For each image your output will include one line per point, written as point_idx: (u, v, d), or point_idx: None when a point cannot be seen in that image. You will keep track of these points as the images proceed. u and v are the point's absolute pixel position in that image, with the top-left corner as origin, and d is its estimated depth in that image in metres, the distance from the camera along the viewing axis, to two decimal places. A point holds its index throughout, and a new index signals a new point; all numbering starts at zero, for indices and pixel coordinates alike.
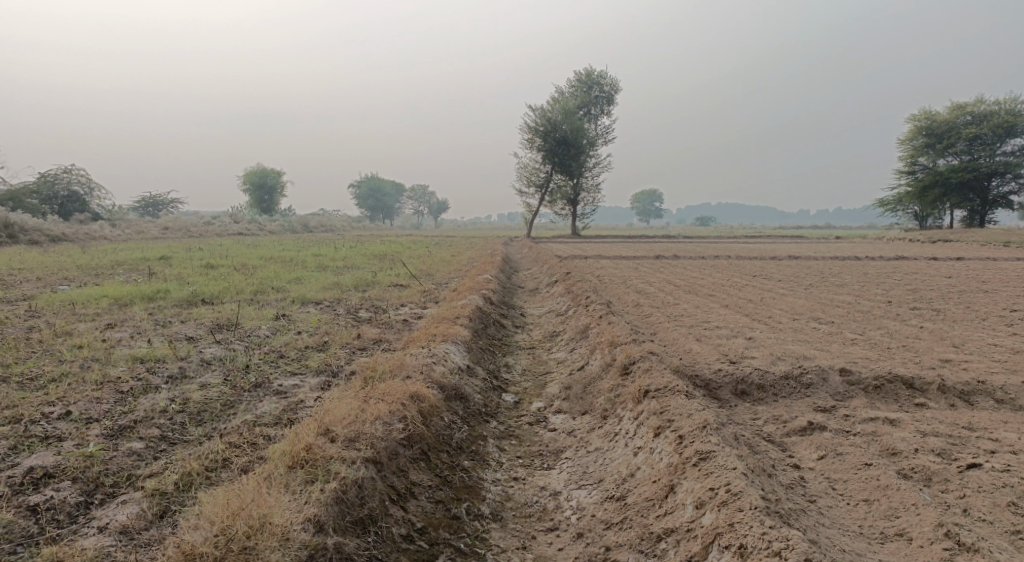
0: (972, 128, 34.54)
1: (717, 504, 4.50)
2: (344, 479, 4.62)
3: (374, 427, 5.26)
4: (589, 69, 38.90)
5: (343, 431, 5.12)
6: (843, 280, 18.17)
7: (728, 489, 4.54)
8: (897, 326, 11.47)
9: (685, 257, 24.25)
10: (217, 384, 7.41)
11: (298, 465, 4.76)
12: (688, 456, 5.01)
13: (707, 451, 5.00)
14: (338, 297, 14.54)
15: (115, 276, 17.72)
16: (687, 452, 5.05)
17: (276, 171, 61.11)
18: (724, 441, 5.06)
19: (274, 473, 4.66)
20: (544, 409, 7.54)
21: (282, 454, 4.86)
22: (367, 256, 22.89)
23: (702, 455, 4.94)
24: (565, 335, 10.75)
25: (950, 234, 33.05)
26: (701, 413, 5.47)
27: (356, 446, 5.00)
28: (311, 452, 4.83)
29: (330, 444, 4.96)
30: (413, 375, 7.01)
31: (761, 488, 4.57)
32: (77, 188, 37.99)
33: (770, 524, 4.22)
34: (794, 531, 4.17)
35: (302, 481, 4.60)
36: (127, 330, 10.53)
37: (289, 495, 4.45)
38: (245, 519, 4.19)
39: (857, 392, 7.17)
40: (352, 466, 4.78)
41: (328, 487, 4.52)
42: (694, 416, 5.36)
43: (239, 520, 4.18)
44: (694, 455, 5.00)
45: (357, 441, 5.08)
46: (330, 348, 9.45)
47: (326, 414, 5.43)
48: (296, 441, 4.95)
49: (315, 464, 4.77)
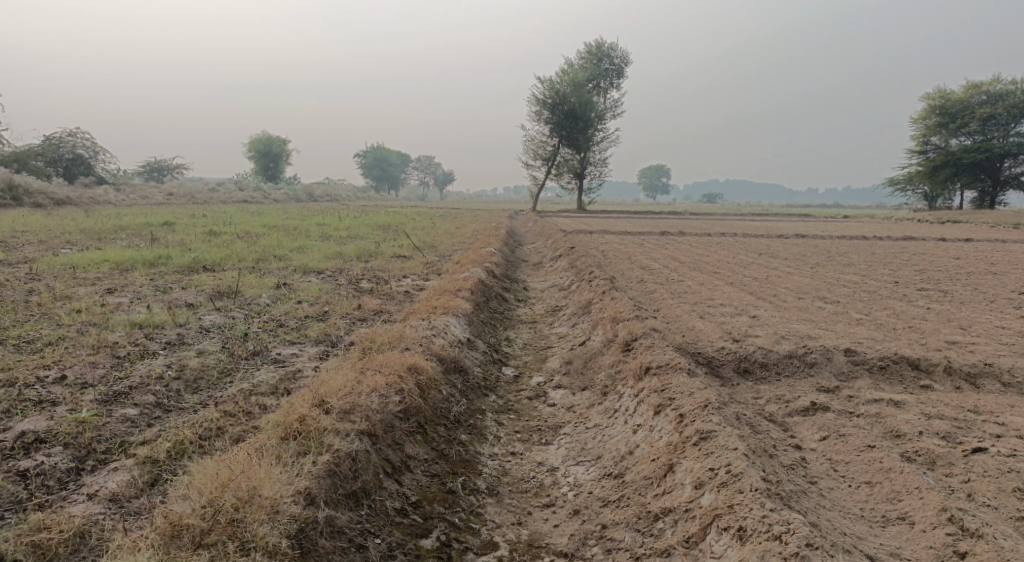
0: (986, 108, 34.02)
1: (716, 485, 4.43)
2: (337, 452, 4.56)
3: (370, 399, 5.20)
4: (599, 40, 38.35)
5: (339, 403, 5.05)
6: (851, 260, 18.01)
7: (729, 469, 4.47)
8: (903, 306, 11.35)
9: (691, 234, 24.07)
10: (214, 352, 7.36)
11: (291, 437, 4.69)
12: (688, 435, 4.94)
13: (708, 430, 4.92)
14: (340, 267, 14.45)
15: (118, 241, 17.67)
16: (688, 431, 4.98)
17: (281, 139, 60.69)
18: (725, 420, 4.98)
19: (267, 444, 4.60)
20: (544, 384, 7.47)
21: (275, 425, 4.80)
22: (371, 226, 22.75)
23: (703, 434, 4.86)
24: (567, 310, 10.65)
25: (959, 215, 32.72)
26: (703, 391, 5.38)
27: (351, 418, 4.93)
28: (304, 424, 4.76)
29: (325, 416, 4.89)
30: (412, 347, 6.93)
31: (762, 470, 4.48)
32: (82, 152, 37.86)
33: (770, 507, 4.14)
34: (795, 514, 4.08)
35: (294, 453, 4.53)
36: (128, 295, 10.48)
37: (281, 466, 4.39)
38: (234, 490, 4.12)
39: (861, 373, 7.07)
40: (346, 439, 4.72)
41: (321, 459, 4.45)
42: (695, 395, 5.27)
43: (228, 491, 4.11)
44: (694, 434, 4.92)
45: (352, 413, 5.01)
46: (330, 318, 9.39)
47: (322, 385, 5.36)
48: (291, 412, 4.88)
49: (309, 435, 4.70)
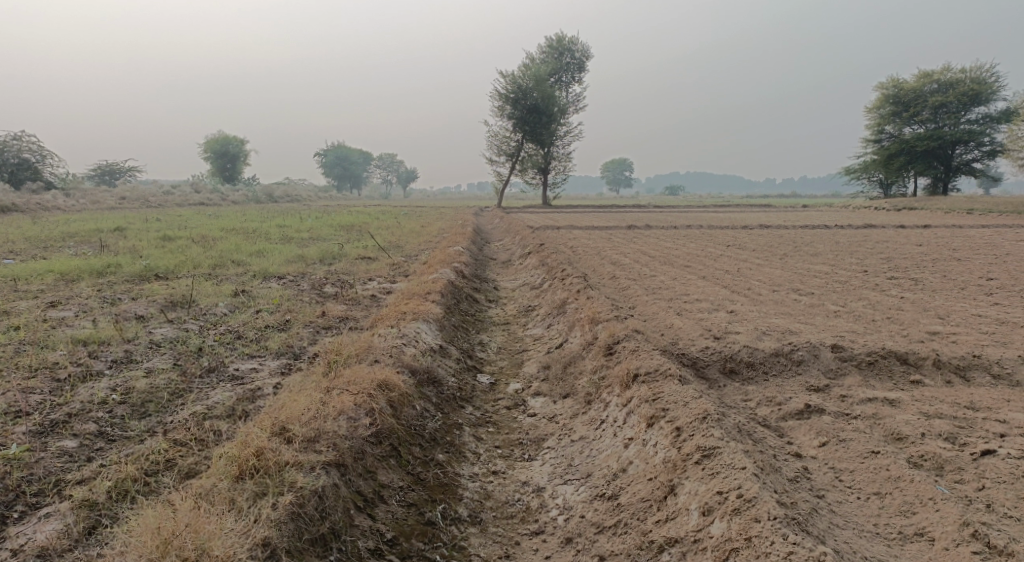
0: (938, 96, 34.53)
1: (728, 512, 4.10)
2: (300, 491, 4.10)
3: (337, 424, 4.74)
4: (559, 34, 38.00)
5: (302, 430, 4.59)
6: (818, 250, 17.97)
7: (740, 494, 4.14)
8: (878, 296, 11.20)
9: (657, 227, 23.89)
10: (164, 370, 6.81)
11: (248, 474, 4.22)
12: (688, 453, 4.59)
13: (710, 446, 4.58)
14: (302, 271, 13.85)
15: (65, 249, 16.79)
16: (687, 448, 4.64)
17: (238, 139, 59.22)
18: (728, 435, 4.64)
19: (220, 486, 4.12)
20: (521, 392, 7.07)
21: (230, 461, 4.31)
22: (334, 227, 22.05)
23: (705, 452, 4.52)
24: (541, 310, 10.25)
25: (915, 202, 33.19)
26: (700, 400, 5.04)
27: (316, 448, 4.48)
28: (263, 459, 4.28)
29: (287, 447, 4.44)
30: (381, 359, 6.47)
31: (774, 491, 4.16)
32: (28, 156, 36.30)
33: (792, 540, 3.81)
34: (822, 547, 3.77)
35: (251, 495, 4.07)
36: (72, 308, 9.81)
37: (234, 514, 3.93)
38: (178, 551, 3.65)
39: (850, 369, 6.81)
40: (310, 474, 4.26)
41: (282, 501, 4.00)
42: (692, 406, 4.92)
43: (170, 551, 3.66)
44: (695, 451, 4.57)
45: (317, 441, 4.55)
46: (292, 327, 8.86)
47: (282, 409, 4.88)
48: (248, 443, 4.41)
49: (268, 472, 4.23)
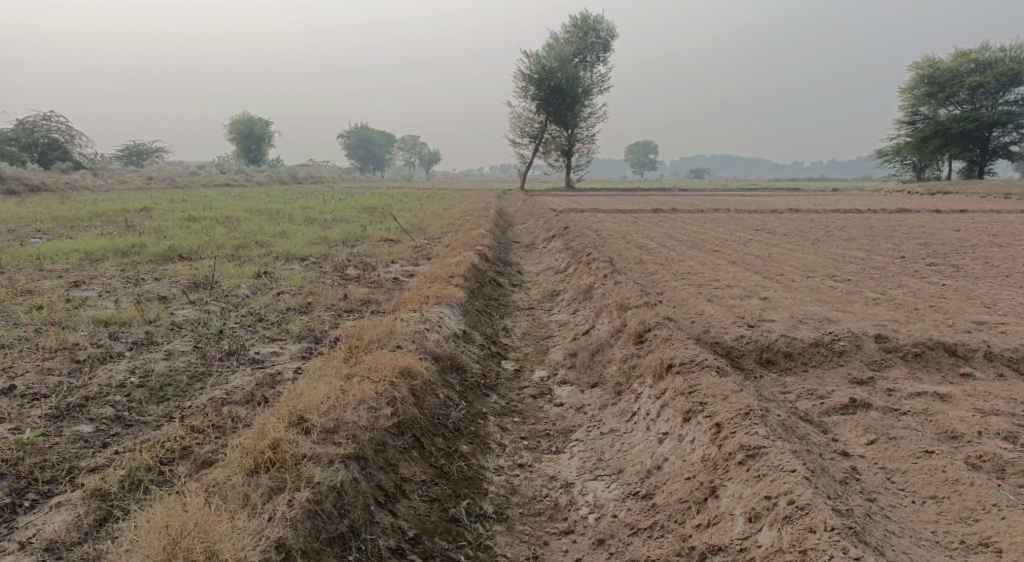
0: (975, 77, 33.44)
1: (777, 520, 3.84)
2: (318, 487, 3.91)
3: (357, 414, 4.54)
4: (585, 14, 37.36)
5: (320, 420, 4.39)
6: (851, 235, 17.44)
7: (790, 500, 3.88)
8: (917, 284, 10.76)
9: (683, 210, 23.45)
10: (184, 353, 6.65)
11: (263, 469, 4.02)
12: (730, 452, 4.34)
13: (754, 445, 4.31)
14: (324, 253, 13.71)
15: (91, 229, 16.83)
16: (729, 446, 4.38)
17: (262, 121, 59.42)
18: (773, 433, 4.37)
19: (234, 482, 3.93)
20: (547, 380, 6.84)
21: (244, 453, 4.13)
22: (357, 209, 21.92)
23: (749, 452, 4.26)
24: (567, 295, 9.98)
25: (949, 186, 32.25)
26: (741, 394, 4.77)
27: (335, 440, 4.28)
28: (279, 452, 4.09)
29: (306, 438, 4.25)
30: (404, 344, 6.27)
31: (826, 497, 3.90)
32: (58, 136, 36.67)
33: (852, 554, 3.54)
34: None
35: (266, 491, 3.87)
36: (96, 288, 9.74)
37: (247, 511, 3.76)
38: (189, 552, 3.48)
39: (895, 361, 6.47)
40: (328, 468, 4.06)
41: (299, 499, 3.81)
42: (733, 402, 4.65)
43: (179, 553, 3.49)
44: (738, 450, 4.32)
45: (336, 433, 4.35)
46: (314, 311, 8.69)
47: (299, 398, 4.69)
48: (264, 435, 4.22)
49: (284, 466, 4.04)
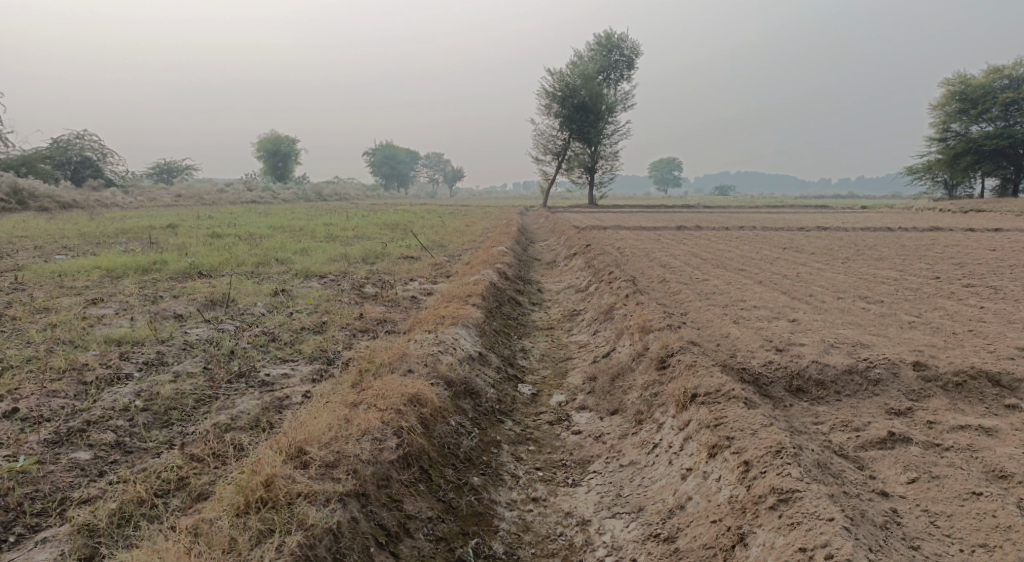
0: (1009, 92, 32.68)
1: None
2: (311, 530, 3.73)
3: (360, 446, 4.34)
4: (609, 32, 37.24)
5: (320, 454, 4.20)
6: (882, 254, 16.94)
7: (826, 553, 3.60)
8: (955, 306, 10.31)
9: (708, 228, 23.06)
10: (194, 374, 6.49)
11: (253, 508, 3.84)
12: (759, 495, 4.06)
13: (785, 488, 4.03)
14: (343, 270, 13.59)
15: (115, 245, 16.89)
16: (758, 488, 4.10)
17: (290, 139, 60.11)
18: (807, 475, 4.08)
19: (222, 523, 3.75)
20: (565, 405, 6.57)
21: (236, 490, 3.94)
22: (379, 226, 21.85)
23: (780, 496, 3.98)
24: (587, 315, 9.70)
25: (982, 204, 31.46)
26: (770, 429, 4.48)
27: (335, 476, 4.08)
28: (273, 490, 3.90)
29: (304, 474, 4.06)
30: (416, 368, 6.05)
31: (866, 550, 3.62)
32: (91, 154, 37.30)
33: None
34: None
35: (254, 535, 3.69)
36: (113, 306, 9.66)
37: (235, 556, 3.58)
38: None
39: (935, 391, 6.09)
40: (324, 508, 3.87)
41: (289, 544, 3.63)
42: (763, 438, 4.36)
43: None
44: (768, 493, 4.04)
45: (336, 468, 4.16)
46: (328, 330, 8.51)
47: (300, 428, 4.49)
48: (258, 470, 4.03)
49: (276, 505, 3.86)
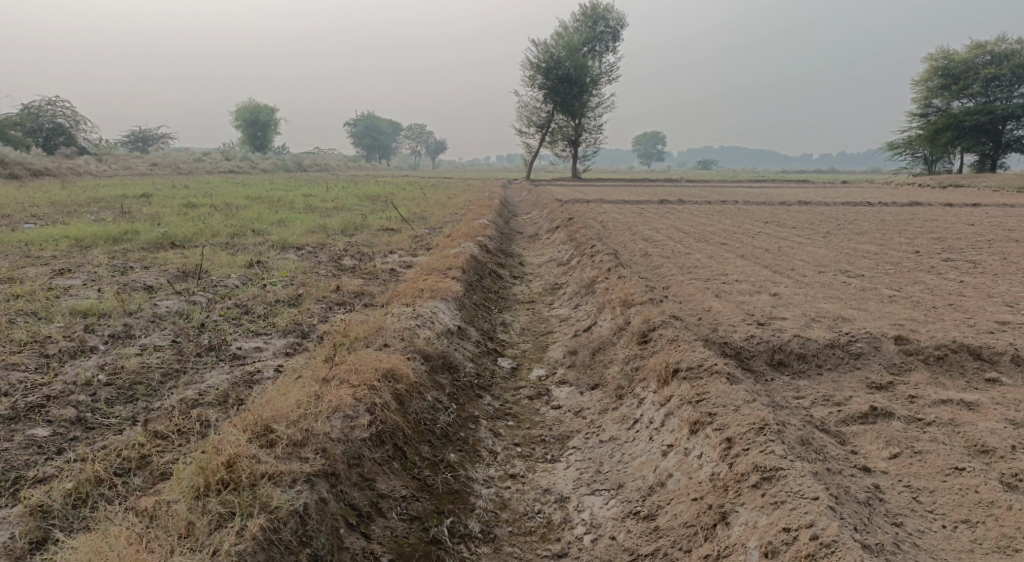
0: (990, 68, 32.73)
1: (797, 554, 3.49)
2: (274, 514, 3.60)
3: (330, 424, 4.20)
4: (594, 2, 36.73)
5: (287, 433, 4.06)
6: (862, 228, 16.96)
7: (809, 533, 3.52)
8: (935, 280, 10.31)
9: (690, 202, 22.96)
10: (162, 348, 6.28)
11: (215, 490, 3.69)
12: (743, 473, 3.97)
13: (769, 466, 3.95)
14: (321, 242, 13.33)
15: (86, 215, 16.45)
16: (740, 466, 4.02)
17: (269, 108, 59.08)
18: (789, 453, 4.00)
19: (182, 506, 3.61)
20: (545, 380, 6.46)
21: (196, 469, 3.79)
22: (359, 197, 21.49)
23: (763, 475, 3.90)
24: (568, 288, 9.58)
25: (961, 179, 31.66)
26: (752, 405, 4.39)
27: (302, 455, 3.96)
28: (234, 472, 3.76)
29: (270, 454, 3.93)
30: (392, 342, 5.89)
31: (851, 530, 3.54)
32: (62, 122, 36.31)
33: None
34: None
35: (213, 520, 3.55)
36: (80, 277, 9.36)
37: (192, 541, 3.44)
38: None
39: (917, 365, 6.05)
40: (289, 490, 3.74)
41: (251, 528, 3.49)
42: (746, 415, 4.27)
43: None
44: (752, 471, 3.95)
45: (304, 446, 4.04)
46: (303, 303, 8.31)
47: (267, 405, 4.34)
48: (221, 450, 3.89)
49: (239, 487, 3.72)
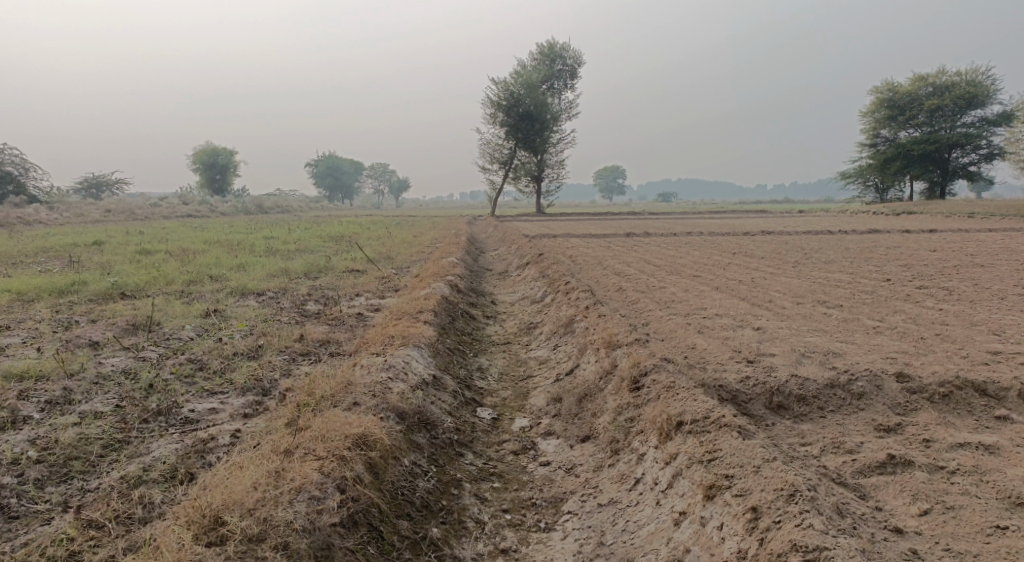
0: (934, 99, 33.66)
1: None
2: None
3: (294, 511, 3.80)
4: (551, 41, 37.04)
5: (241, 527, 3.70)
6: (830, 257, 16.90)
7: None
8: (914, 309, 10.12)
9: (656, 234, 22.86)
10: (104, 415, 5.65)
11: None
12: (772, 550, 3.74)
13: (799, 542, 3.72)
14: (283, 286, 12.73)
15: (32, 265, 15.60)
16: (768, 544, 3.79)
17: (227, 150, 58.19)
18: (829, 525, 3.79)
19: None
20: (529, 431, 5.98)
21: None
22: (322, 239, 20.85)
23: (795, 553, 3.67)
24: (545, 328, 9.13)
25: (913, 206, 32.29)
26: (772, 466, 4.18)
27: (261, 554, 3.59)
28: None
29: (222, 555, 3.57)
30: (363, 400, 5.36)
31: None
32: (10, 169, 35.05)
33: None
34: None
35: None
36: (20, 334, 8.65)
37: None
38: None
39: (922, 404, 5.71)
40: None
41: None
42: (771, 483, 4.05)
43: None
44: (789, 550, 3.70)
45: (264, 542, 3.67)
46: (264, 355, 7.73)
47: (223, 490, 3.92)
48: (160, 557, 3.52)
49: None
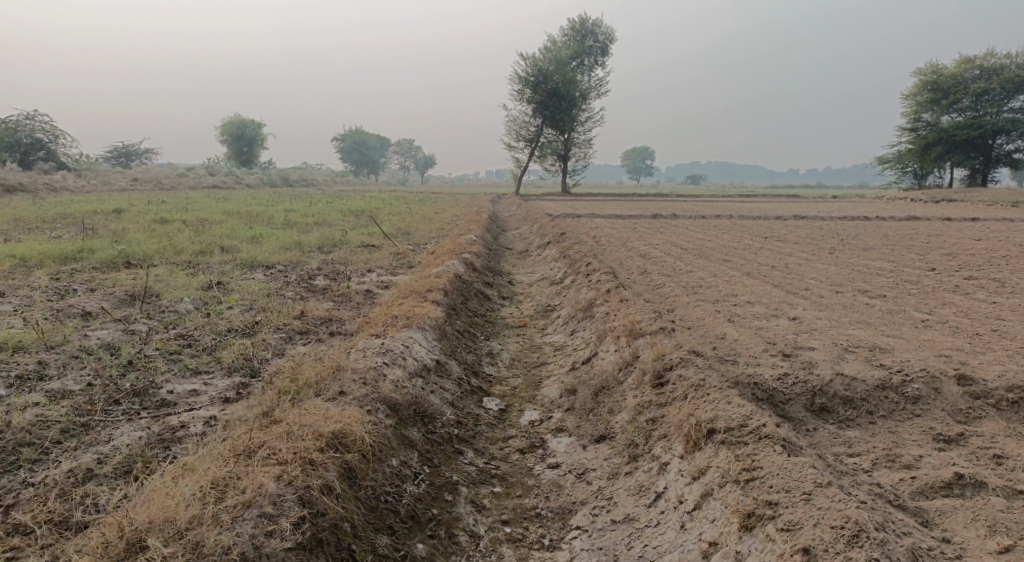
0: (980, 82, 32.10)
1: None
2: None
3: (241, 532, 3.46)
4: (583, 17, 35.96)
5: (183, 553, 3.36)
6: (868, 244, 15.99)
7: None
8: (963, 301, 9.31)
9: (685, 216, 22.04)
10: (71, 394, 5.15)
11: None
12: None
13: None
14: (294, 260, 12.20)
15: (46, 231, 15.27)
16: None
17: (255, 122, 57.85)
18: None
19: None
20: (538, 426, 5.38)
21: None
22: (342, 213, 20.34)
23: None
24: (562, 312, 8.49)
25: (953, 193, 30.93)
26: (826, 495, 3.69)
27: None
28: None
29: None
30: (351, 389, 4.80)
31: None
32: (41, 136, 34.97)
33: None
34: None
35: None
36: (12, 301, 8.21)
37: None
38: None
39: (988, 412, 4.99)
40: None
41: None
42: (824, 512, 3.60)
43: None
44: None
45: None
46: (259, 333, 7.18)
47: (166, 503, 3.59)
48: None
49: None
